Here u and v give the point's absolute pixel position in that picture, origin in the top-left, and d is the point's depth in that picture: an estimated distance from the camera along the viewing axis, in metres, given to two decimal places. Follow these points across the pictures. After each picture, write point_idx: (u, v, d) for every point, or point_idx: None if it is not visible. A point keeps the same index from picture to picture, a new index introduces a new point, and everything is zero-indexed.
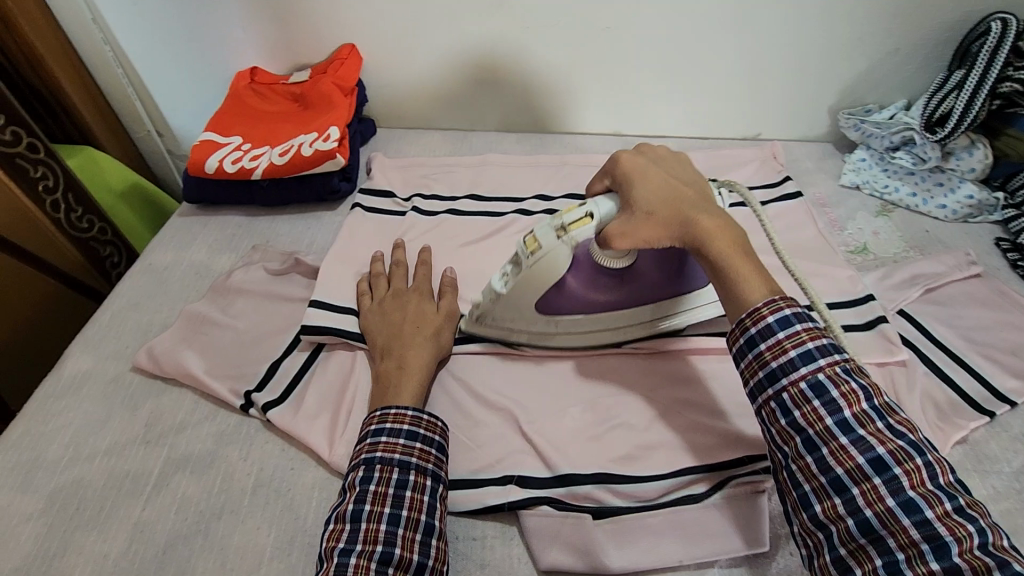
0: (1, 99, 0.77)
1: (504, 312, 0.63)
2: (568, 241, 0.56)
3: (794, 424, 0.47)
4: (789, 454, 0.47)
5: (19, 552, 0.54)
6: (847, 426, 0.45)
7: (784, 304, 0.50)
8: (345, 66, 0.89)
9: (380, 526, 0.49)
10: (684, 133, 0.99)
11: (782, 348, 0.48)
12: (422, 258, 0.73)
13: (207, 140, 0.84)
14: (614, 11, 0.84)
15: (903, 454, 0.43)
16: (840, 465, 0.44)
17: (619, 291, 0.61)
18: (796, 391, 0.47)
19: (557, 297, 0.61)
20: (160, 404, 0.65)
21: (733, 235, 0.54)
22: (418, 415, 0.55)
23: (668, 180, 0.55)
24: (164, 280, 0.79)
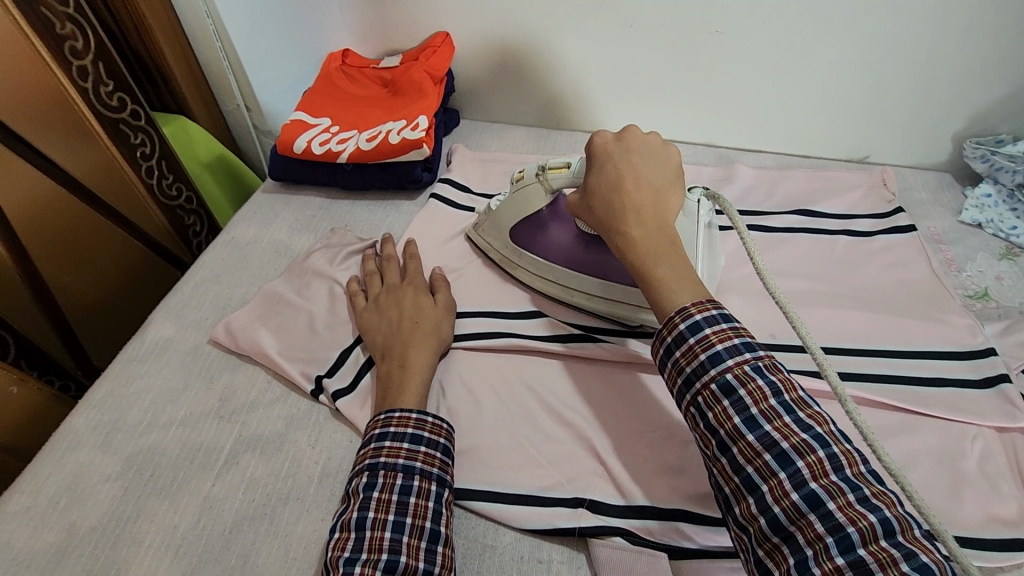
0: (111, 66, 0.80)
1: (491, 225, 0.74)
2: (543, 181, 0.66)
3: (708, 425, 0.45)
4: (709, 457, 0.46)
5: (97, 510, 0.56)
6: (755, 424, 0.43)
7: (695, 310, 0.48)
8: (437, 54, 0.87)
9: (385, 533, 0.48)
10: (784, 149, 0.93)
11: (693, 352, 0.47)
12: (411, 253, 0.73)
13: (297, 120, 0.85)
14: (728, 15, 0.79)
15: (806, 447, 0.41)
16: (750, 463, 0.43)
17: (580, 250, 0.68)
18: (708, 393, 0.46)
19: (537, 234, 0.70)
20: (235, 379, 0.66)
21: (654, 240, 0.55)
22: (422, 417, 0.56)
23: (624, 177, 0.58)
24: (245, 255, 0.80)
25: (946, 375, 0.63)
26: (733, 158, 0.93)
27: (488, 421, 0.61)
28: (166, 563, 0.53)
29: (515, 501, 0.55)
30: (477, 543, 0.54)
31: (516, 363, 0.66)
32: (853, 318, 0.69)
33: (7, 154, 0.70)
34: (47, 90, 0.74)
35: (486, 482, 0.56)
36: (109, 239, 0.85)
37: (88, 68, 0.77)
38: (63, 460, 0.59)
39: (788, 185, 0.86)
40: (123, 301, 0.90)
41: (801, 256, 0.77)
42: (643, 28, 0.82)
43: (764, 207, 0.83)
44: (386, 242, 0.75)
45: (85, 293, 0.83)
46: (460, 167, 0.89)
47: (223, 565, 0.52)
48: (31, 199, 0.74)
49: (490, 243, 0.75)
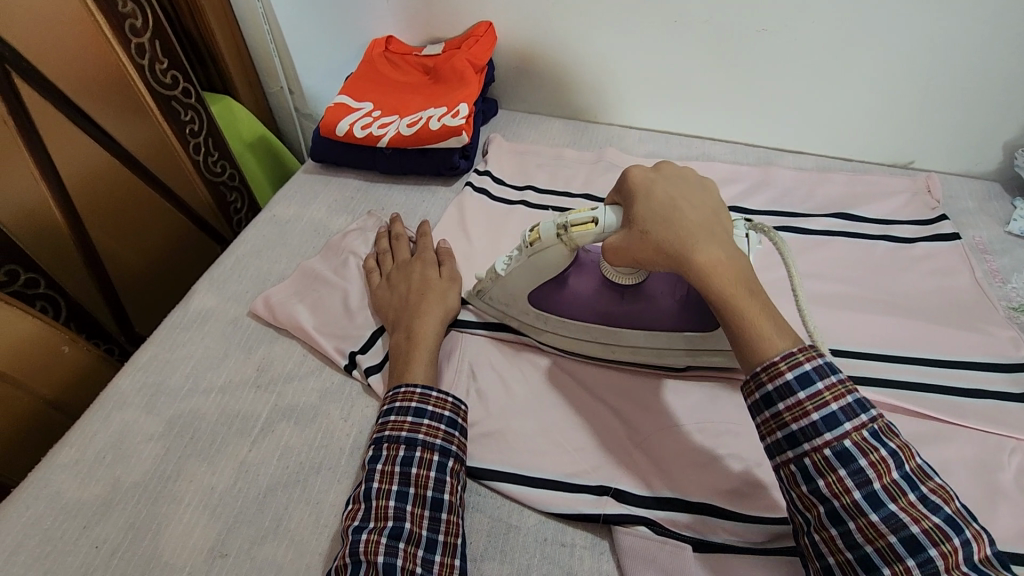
0: (167, 45, 0.84)
1: (502, 293, 0.65)
2: (566, 240, 0.58)
3: (816, 491, 0.44)
4: (811, 521, 0.45)
5: (140, 467, 0.58)
6: (877, 501, 0.43)
7: (804, 357, 0.46)
8: (480, 44, 0.88)
9: (389, 502, 0.50)
10: (825, 152, 0.91)
11: (803, 410, 0.45)
12: (422, 230, 0.75)
13: (341, 104, 0.87)
14: (777, 14, 0.78)
15: (938, 534, 0.41)
16: (870, 542, 0.42)
17: (617, 305, 0.62)
18: (819, 459, 0.44)
19: (559, 297, 0.63)
20: (272, 351, 0.68)
21: (739, 276, 0.50)
22: (426, 391, 0.57)
23: (675, 202, 0.54)
24: (285, 233, 0.82)
25: (985, 387, 0.62)
26: (773, 158, 0.91)
27: (517, 406, 0.62)
28: (204, 523, 0.55)
29: (539, 484, 0.56)
30: (502, 523, 0.55)
31: (544, 352, 0.67)
32: (890, 325, 0.68)
33: (64, 122, 0.72)
34: (107, 66, 0.77)
35: (512, 464, 0.57)
36: (156, 211, 0.88)
37: (145, 46, 0.80)
38: (110, 418, 0.62)
39: (828, 187, 0.84)
40: (173, 272, 0.94)
41: (839, 259, 0.75)
42: (688, 22, 0.82)
43: (802, 208, 0.82)
44: (396, 220, 0.77)
45: (132, 263, 0.85)
46: (497, 157, 0.89)
47: (257, 527, 0.54)
48: (86, 168, 0.76)
49: (504, 310, 0.67)
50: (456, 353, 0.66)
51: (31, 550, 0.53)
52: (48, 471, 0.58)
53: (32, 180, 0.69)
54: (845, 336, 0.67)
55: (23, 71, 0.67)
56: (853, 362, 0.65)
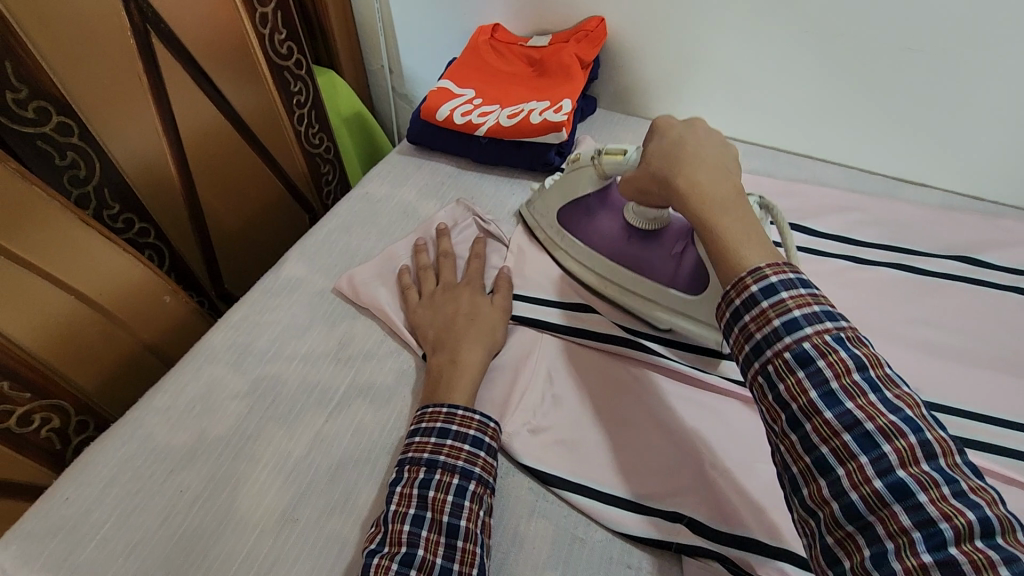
0: (288, 19, 0.90)
1: (542, 204, 0.75)
2: (598, 164, 0.67)
3: (778, 398, 0.40)
4: (776, 433, 0.41)
5: (224, 422, 0.61)
6: (833, 400, 0.38)
7: (770, 271, 0.43)
8: (589, 39, 0.86)
9: (403, 526, 0.49)
10: (953, 188, 0.83)
11: (766, 318, 0.42)
12: (474, 251, 0.73)
13: (443, 89, 0.87)
14: (921, 35, 0.71)
15: (894, 430, 0.36)
16: (825, 443, 0.38)
17: (620, 243, 0.69)
18: (780, 363, 0.40)
19: (581, 217, 0.71)
20: (355, 327, 0.69)
21: (728, 198, 0.49)
22: (452, 410, 0.55)
23: (685, 135, 0.56)
24: (376, 211, 0.83)
25: None
26: (893, 188, 0.84)
27: (592, 416, 0.60)
28: (278, 486, 0.56)
29: (615, 503, 0.54)
30: (568, 534, 0.54)
31: (624, 366, 0.64)
32: (1014, 391, 0.61)
33: (187, 80, 0.75)
34: (233, 34, 0.81)
35: (584, 476, 0.56)
36: (258, 177, 0.91)
37: (268, 17, 0.85)
38: (201, 370, 0.65)
39: (954, 227, 0.77)
40: (271, 238, 0.98)
41: (960, 308, 0.68)
42: (821, 33, 0.76)
43: (922, 245, 0.75)
44: (440, 236, 0.75)
45: (232, 224, 0.89)
46: None
47: (328, 498, 0.56)
48: (202, 126, 0.80)
49: (537, 221, 0.76)
50: (534, 357, 0.65)
51: (124, 484, 0.56)
52: (142, 412, 0.61)
53: (154, 134, 0.73)
54: (960, 393, 0.61)
55: (160, 31, 0.70)
56: (965, 424, 0.59)
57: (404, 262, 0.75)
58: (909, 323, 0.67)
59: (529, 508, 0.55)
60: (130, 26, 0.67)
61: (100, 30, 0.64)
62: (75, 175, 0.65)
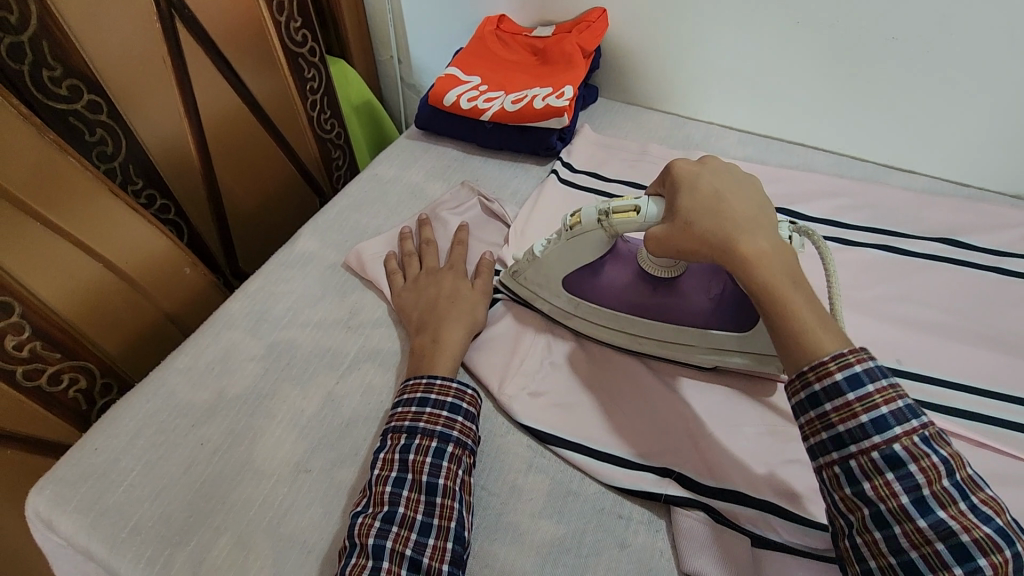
0: (303, 8, 0.94)
1: (536, 274, 0.66)
2: (606, 227, 0.59)
3: (862, 495, 0.44)
4: (854, 524, 0.45)
5: (242, 381, 0.65)
6: (925, 507, 0.42)
7: (854, 360, 0.45)
8: (591, 29, 0.89)
9: (386, 487, 0.52)
10: (941, 175, 0.86)
11: (852, 412, 0.44)
12: (457, 237, 0.75)
13: (451, 76, 0.91)
14: (905, 25, 0.75)
15: (989, 544, 0.40)
16: (915, 548, 0.42)
17: (647, 296, 0.63)
18: (866, 461, 0.44)
19: (589, 280, 0.64)
20: (364, 298, 0.73)
21: (787, 265, 0.50)
22: (431, 381, 0.58)
23: (720, 194, 0.54)
24: (385, 192, 0.87)
25: None
26: (882, 175, 0.87)
27: (586, 382, 0.64)
28: (292, 439, 0.60)
29: (607, 460, 0.58)
30: (563, 486, 0.57)
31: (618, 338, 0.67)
32: (989, 363, 0.64)
33: (207, 64, 0.79)
34: (252, 21, 0.85)
35: (581, 436, 0.59)
36: (273, 160, 0.95)
37: (284, 5, 0.89)
38: (220, 335, 0.69)
39: (938, 211, 0.80)
40: (284, 219, 1.02)
41: (941, 286, 0.72)
42: (810, 24, 0.79)
43: (907, 228, 0.78)
44: (423, 225, 0.77)
45: (247, 205, 0.93)
46: (594, 144, 0.90)
47: (339, 451, 0.59)
48: (221, 110, 0.84)
49: (533, 291, 0.68)
50: (529, 332, 0.68)
51: (149, 436, 0.60)
52: (166, 372, 0.66)
53: (176, 115, 0.77)
54: (937, 364, 0.65)
55: (184, 16, 0.74)
56: (941, 393, 0.62)
57: (392, 246, 0.77)
58: (892, 300, 0.71)
59: (526, 463, 0.59)
60: (157, 11, 0.71)
61: (128, 14, 0.68)
62: (103, 151, 0.69)
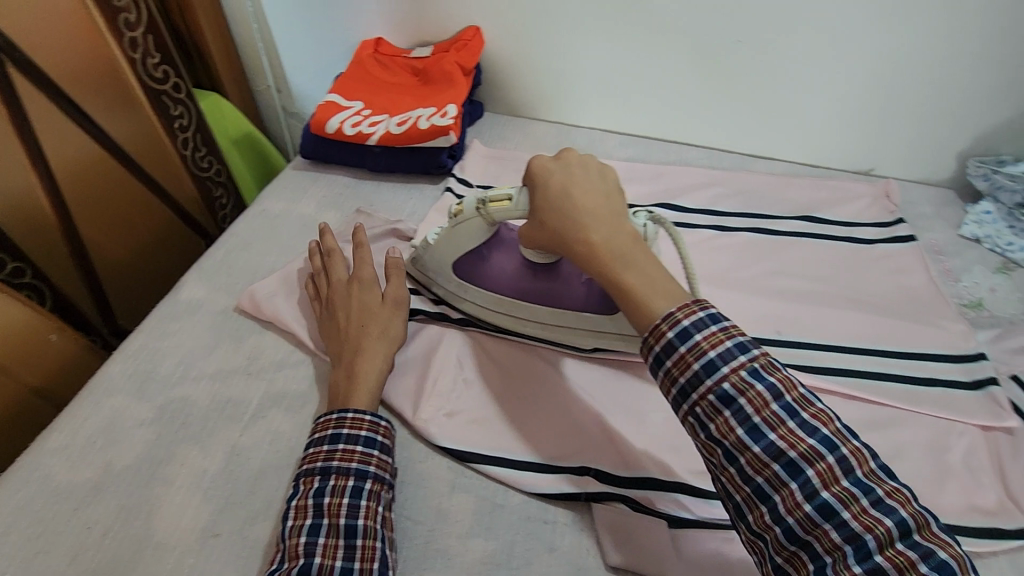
0: (161, 41, 0.86)
1: (430, 261, 0.69)
2: (484, 214, 0.62)
3: (710, 437, 0.43)
4: (714, 465, 0.43)
5: (132, 451, 0.59)
6: (758, 434, 0.41)
7: (682, 315, 0.44)
8: (468, 48, 0.91)
9: (300, 539, 0.49)
10: (796, 159, 0.95)
11: (685, 362, 0.43)
12: (359, 242, 0.70)
13: (331, 102, 0.89)
14: (747, 26, 0.82)
15: (814, 454, 0.40)
16: (759, 474, 0.41)
17: (527, 281, 0.66)
18: (705, 405, 0.42)
19: (477, 265, 0.68)
20: (262, 342, 0.69)
21: (630, 251, 0.50)
22: (341, 415, 0.56)
23: (568, 196, 0.54)
24: (275, 227, 0.83)
25: (938, 376, 0.66)
26: (747, 163, 0.96)
27: (502, 395, 0.64)
28: (195, 504, 0.56)
29: (530, 468, 0.58)
30: (488, 502, 0.57)
31: (526, 347, 0.68)
32: (852, 323, 0.72)
33: (52, 110, 0.73)
34: (101, 58, 0.79)
35: (502, 449, 0.60)
36: (143, 205, 0.89)
37: (138, 40, 0.83)
38: (99, 404, 0.63)
39: (797, 192, 0.88)
40: (162, 266, 0.95)
41: (806, 259, 0.80)
42: (667, 32, 0.86)
43: (773, 210, 0.86)
44: (326, 233, 0.72)
45: (116, 256, 0.86)
46: (486, 159, 0.92)
47: (248, 508, 0.56)
48: (74, 157, 0.77)
49: (432, 277, 0.70)
50: (438, 354, 0.67)
51: (23, 531, 0.54)
52: (37, 455, 0.59)
53: (22, 172, 0.71)
54: (810, 329, 0.71)
55: (17, 60, 0.68)
56: (818, 354, 0.69)
57: (286, 278, 0.74)
58: (767, 276, 0.78)
59: (449, 486, 0.58)
60: None
61: None
62: None
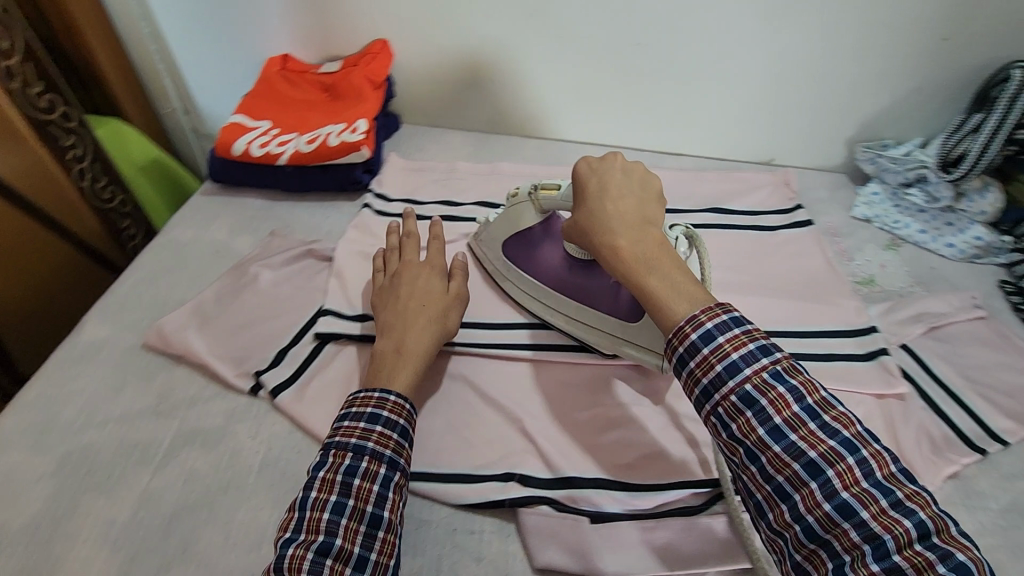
0: (42, 69, 0.83)
1: (487, 237, 0.74)
2: (534, 199, 0.67)
3: (732, 436, 0.45)
4: (737, 464, 0.45)
5: (31, 508, 0.56)
6: (779, 434, 0.43)
7: (705, 318, 0.47)
8: (377, 60, 0.90)
9: (323, 514, 0.48)
10: (703, 153, 1.00)
11: (709, 363, 0.46)
12: (433, 233, 0.74)
13: (236, 123, 0.87)
14: (643, 29, 0.85)
15: (835, 455, 0.41)
16: (779, 473, 0.43)
17: (564, 272, 0.68)
18: (728, 405, 0.45)
19: (526, 249, 0.71)
20: (173, 379, 0.66)
21: (659, 259, 0.52)
22: (384, 396, 0.55)
23: (603, 203, 0.57)
24: (184, 257, 0.80)
25: (836, 352, 0.71)
26: (659, 160, 0.99)
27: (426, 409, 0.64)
28: (102, 558, 0.53)
29: (455, 480, 0.58)
30: (414, 519, 0.57)
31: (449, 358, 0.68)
32: (758, 308, 0.76)
33: None
34: None
35: (427, 463, 0.60)
36: (36, 240, 0.85)
37: (15, 70, 0.79)
38: None
39: (705, 186, 0.92)
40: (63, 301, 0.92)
41: (715, 250, 0.83)
42: (569, 37, 0.88)
43: (683, 205, 0.90)
44: (407, 217, 0.75)
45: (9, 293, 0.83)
46: (402, 171, 0.91)
47: (160, 556, 0.53)
48: None
49: (486, 253, 0.75)
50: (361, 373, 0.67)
51: None
52: None
53: None
54: None
55: None
56: None
57: (196, 308, 0.72)
58: None
59: None
60: None
61: None
62: None
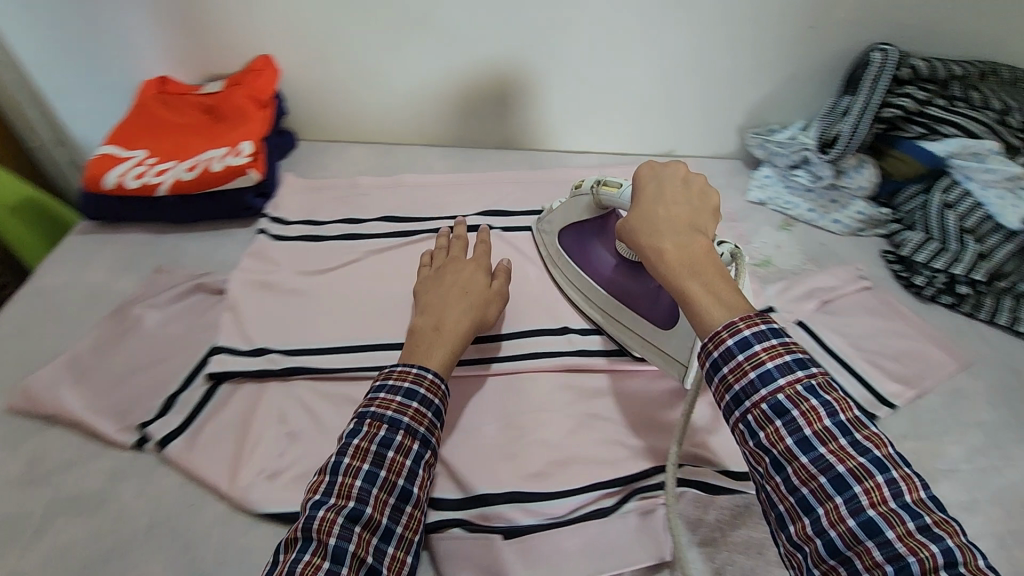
0: None
1: (548, 226, 0.76)
2: (595, 194, 0.67)
3: (759, 444, 0.43)
4: (760, 474, 0.44)
5: None
6: (808, 445, 0.41)
7: (744, 325, 0.45)
8: (260, 78, 0.86)
9: (356, 481, 0.48)
10: (607, 150, 1.01)
11: (742, 371, 0.44)
12: (482, 238, 0.74)
13: (106, 154, 0.80)
14: (531, 31, 0.85)
15: (863, 472, 0.39)
16: (805, 485, 0.41)
17: (610, 271, 0.69)
18: (758, 412, 0.43)
19: (578, 244, 0.72)
20: (45, 442, 0.61)
21: (705, 265, 0.50)
22: (421, 373, 0.54)
23: (653, 208, 0.55)
24: (57, 305, 0.74)
25: None
26: (564, 160, 0.99)
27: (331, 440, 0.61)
28: None
29: None
30: None
31: (354, 385, 0.65)
32: None
33: None
34: None
35: None
36: None
37: None
38: None
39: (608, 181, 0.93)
40: None
41: None
42: (458, 44, 0.87)
43: None
44: (457, 223, 0.76)
45: None
46: (299, 191, 0.87)
47: None
48: None
49: (544, 238, 0.77)
50: (260, 411, 0.63)
51: None
52: None
53: None
54: None
55: None
56: None
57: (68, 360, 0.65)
58: None
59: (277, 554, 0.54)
60: None
61: None
62: None
